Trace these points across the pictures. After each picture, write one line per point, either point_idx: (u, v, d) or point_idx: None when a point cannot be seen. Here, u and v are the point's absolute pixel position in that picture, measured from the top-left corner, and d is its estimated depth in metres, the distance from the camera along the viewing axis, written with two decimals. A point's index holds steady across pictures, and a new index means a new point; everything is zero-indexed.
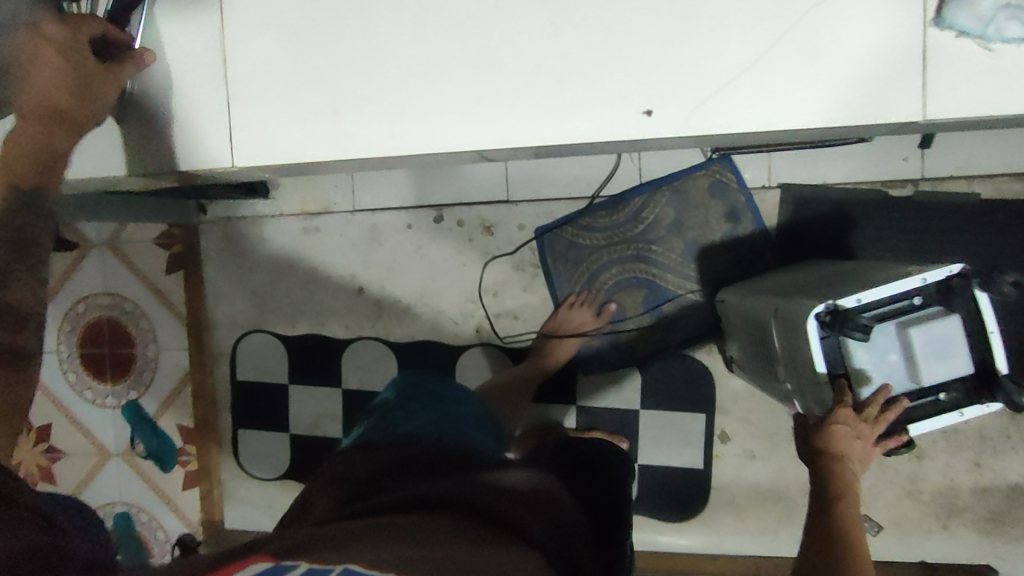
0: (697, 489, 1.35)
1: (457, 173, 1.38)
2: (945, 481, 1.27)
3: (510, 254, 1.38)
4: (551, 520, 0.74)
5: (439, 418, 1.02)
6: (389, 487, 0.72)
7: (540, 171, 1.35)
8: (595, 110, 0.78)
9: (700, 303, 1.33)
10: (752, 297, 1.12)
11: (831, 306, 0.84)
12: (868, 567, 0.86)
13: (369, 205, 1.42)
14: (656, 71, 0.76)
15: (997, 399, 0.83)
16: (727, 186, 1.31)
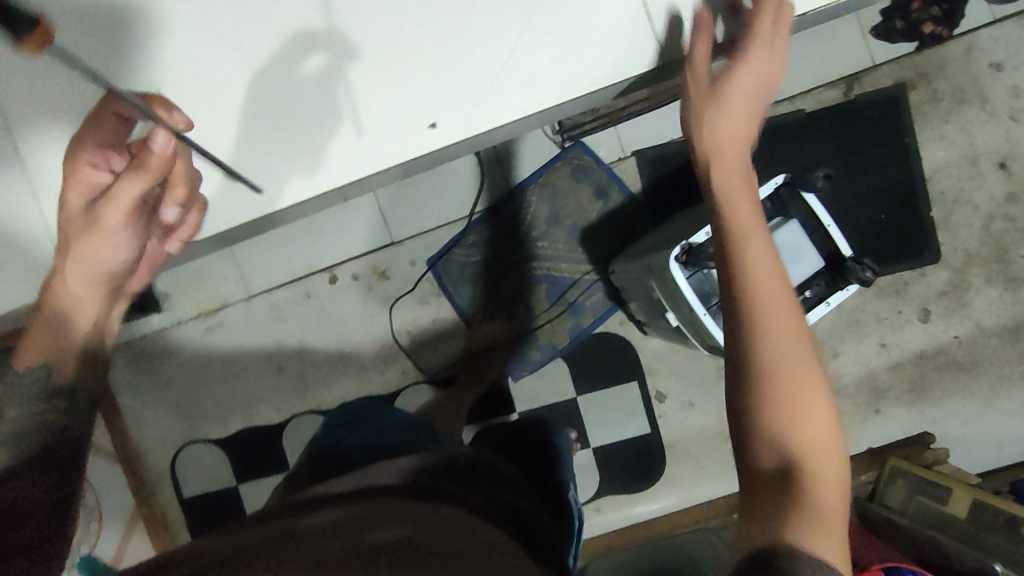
0: (652, 452, 1.40)
1: (336, 231, 1.41)
2: (863, 370, 1.36)
3: (410, 291, 1.41)
4: (510, 511, 0.80)
5: (364, 423, 0.97)
6: (358, 479, 0.77)
7: (413, 205, 1.40)
8: (390, 134, 0.79)
9: (598, 281, 1.39)
10: (633, 260, 1.21)
11: (685, 246, 0.95)
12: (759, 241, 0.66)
13: (263, 286, 1.43)
14: (444, 91, 0.78)
15: (851, 280, 0.90)
16: (589, 166, 1.38)
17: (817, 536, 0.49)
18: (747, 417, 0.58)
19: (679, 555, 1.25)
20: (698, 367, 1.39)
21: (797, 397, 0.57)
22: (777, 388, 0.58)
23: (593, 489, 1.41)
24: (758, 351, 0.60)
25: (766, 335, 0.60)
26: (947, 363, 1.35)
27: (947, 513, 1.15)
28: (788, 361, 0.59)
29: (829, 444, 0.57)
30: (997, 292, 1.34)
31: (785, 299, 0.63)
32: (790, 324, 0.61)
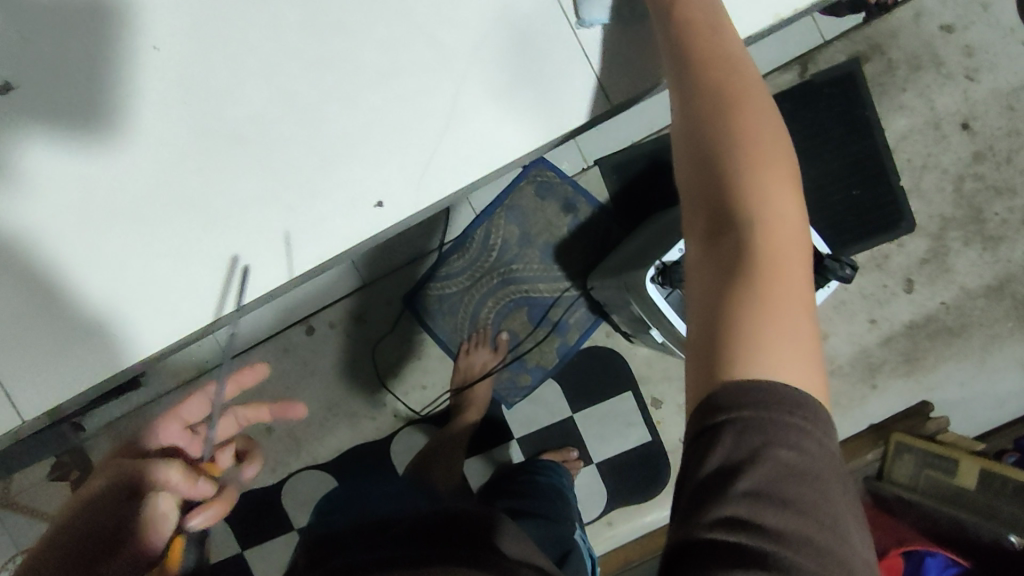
0: (657, 460, 1.38)
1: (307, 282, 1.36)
2: (855, 348, 1.35)
3: (391, 332, 1.38)
4: (523, 549, 0.79)
5: (362, 502, 0.95)
6: (358, 554, 0.77)
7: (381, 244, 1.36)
8: (325, 217, 0.68)
9: (578, 296, 1.37)
10: (610, 278, 1.18)
11: (659, 265, 0.92)
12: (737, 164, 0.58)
13: (239, 347, 1.38)
14: (384, 153, 0.68)
15: (832, 279, 0.89)
16: (554, 181, 1.35)
17: (768, 352, 0.50)
18: (695, 218, 0.59)
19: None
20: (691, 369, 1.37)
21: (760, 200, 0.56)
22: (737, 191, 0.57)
23: (602, 505, 1.40)
24: (717, 157, 0.58)
25: (728, 143, 0.58)
26: (936, 330, 1.35)
27: (957, 486, 1.15)
28: (755, 166, 0.57)
29: (790, 246, 0.56)
30: (977, 253, 1.34)
31: (752, 108, 0.61)
32: (759, 131, 0.59)
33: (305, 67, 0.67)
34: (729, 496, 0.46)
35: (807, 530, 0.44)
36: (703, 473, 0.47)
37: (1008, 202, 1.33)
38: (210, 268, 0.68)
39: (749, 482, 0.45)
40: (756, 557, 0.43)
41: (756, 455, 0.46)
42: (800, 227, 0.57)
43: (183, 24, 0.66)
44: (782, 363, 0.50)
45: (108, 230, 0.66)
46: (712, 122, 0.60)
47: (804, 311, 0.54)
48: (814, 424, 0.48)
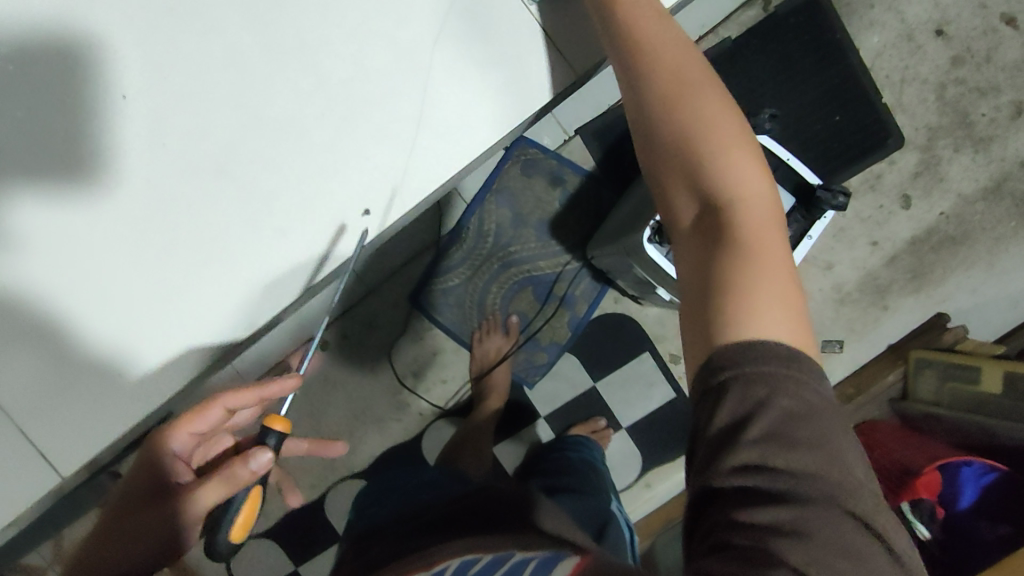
0: (684, 414, 1.39)
1: None
2: (862, 272, 1.35)
3: (402, 333, 1.39)
4: (562, 523, 0.80)
5: (400, 497, 0.97)
6: (401, 546, 0.78)
7: None
8: (316, 235, 0.69)
9: (580, 268, 1.37)
10: (608, 245, 1.18)
11: (654, 224, 0.92)
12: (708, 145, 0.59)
13: None
14: (362, 162, 0.69)
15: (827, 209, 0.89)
16: (537, 159, 1.35)
17: (768, 318, 0.51)
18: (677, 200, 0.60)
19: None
20: None
21: (722, 167, 0.58)
22: (701, 163, 0.59)
23: (637, 467, 1.41)
24: (677, 130, 0.60)
25: (683, 115, 0.60)
26: (940, 241, 1.34)
27: (982, 393, 1.14)
28: (720, 142, 0.59)
29: (759, 203, 0.58)
30: (970, 158, 1.33)
31: (697, 76, 0.62)
32: (709, 98, 0.61)
33: (271, 90, 0.67)
34: (741, 444, 0.47)
35: (821, 465, 0.46)
36: (713, 429, 0.49)
37: (993, 101, 1.32)
38: (214, 301, 0.69)
39: (759, 430, 0.47)
40: (777, 495, 0.46)
41: (762, 405, 0.47)
42: (765, 182, 0.59)
43: (148, 68, 0.66)
44: (775, 313, 0.51)
45: (111, 281, 0.67)
46: (662, 96, 0.61)
47: (789, 272, 0.56)
48: (810, 366, 0.50)
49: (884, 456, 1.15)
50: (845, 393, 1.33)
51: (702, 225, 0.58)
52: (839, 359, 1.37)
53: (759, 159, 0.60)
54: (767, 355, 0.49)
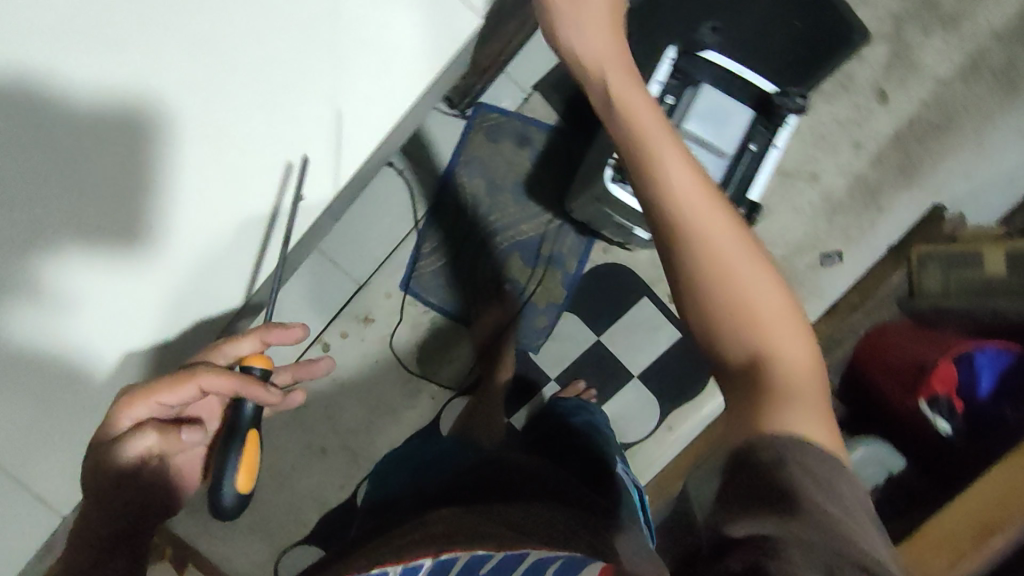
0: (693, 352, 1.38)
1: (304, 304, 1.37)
2: (849, 177, 1.32)
3: (400, 321, 1.39)
4: (571, 492, 0.81)
5: (412, 464, 0.99)
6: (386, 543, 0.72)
7: (359, 242, 1.36)
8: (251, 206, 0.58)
9: (563, 224, 1.35)
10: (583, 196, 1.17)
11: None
12: (730, 283, 0.58)
13: None
14: (289, 109, 0.57)
15: (788, 115, 0.87)
16: (500, 123, 1.33)
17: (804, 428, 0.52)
18: (710, 337, 0.58)
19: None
20: None
21: (753, 306, 0.57)
22: (728, 300, 0.57)
23: (657, 412, 1.39)
24: (703, 263, 0.58)
25: (705, 245, 0.58)
26: (925, 130, 1.30)
27: (986, 276, 1.11)
28: (743, 279, 0.58)
29: (794, 344, 0.57)
30: (940, 39, 1.29)
31: (713, 205, 0.60)
32: (727, 228, 0.59)
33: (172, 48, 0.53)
34: (804, 507, 0.47)
35: (871, 542, 0.46)
36: (775, 483, 0.48)
37: None
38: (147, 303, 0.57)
39: (825, 502, 0.47)
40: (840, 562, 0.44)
41: (826, 484, 0.49)
42: (795, 317, 0.59)
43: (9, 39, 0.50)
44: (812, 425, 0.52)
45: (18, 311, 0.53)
46: (680, 231, 0.59)
47: (812, 380, 0.56)
48: (845, 468, 0.51)
49: (892, 353, 1.13)
50: (853, 301, 1.30)
51: (744, 372, 0.56)
52: (840, 269, 1.34)
53: (782, 291, 0.59)
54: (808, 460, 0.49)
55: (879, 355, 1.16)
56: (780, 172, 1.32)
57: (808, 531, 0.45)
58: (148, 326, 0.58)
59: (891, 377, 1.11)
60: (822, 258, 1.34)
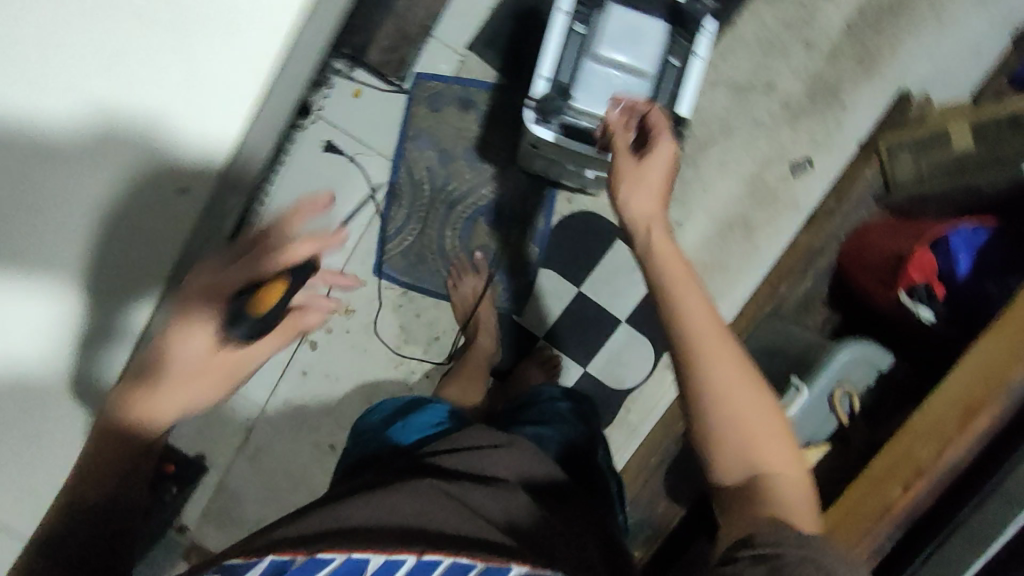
0: None
1: None
2: (806, 78, 1.28)
3: (380, 305, 1.38)
4: (545, 472, 0.79)
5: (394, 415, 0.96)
6: (341, 513, 0.62)
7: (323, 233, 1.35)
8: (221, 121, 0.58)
9: (523, 181, 1.34)
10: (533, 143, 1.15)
11: (533, 103, 0.85)
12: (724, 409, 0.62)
13: (265, 390, 1.41)
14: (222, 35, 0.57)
15: (703, 19, 0.85)
16: (441, 90, 1.30)
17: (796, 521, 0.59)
18: (716, 449, 0.63)
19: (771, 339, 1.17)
20: None
21: (754, 434, 0.62)
22: (730, 424, 0.62)
23: (652, 352, 1.37)
24: (706, 382, 0.62)
25: (705, 371, 0.62)
26: (873, 17, 1.27)
27: (956, 153, 1.04)
28: (740, 404, 0.62)
29: (779, 476, 0.62)
30: None
31: (714, 327, 0.64)
32: (726, 350, 0.64)
33: None
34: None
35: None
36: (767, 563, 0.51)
37: None
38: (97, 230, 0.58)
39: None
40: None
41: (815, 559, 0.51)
42: (788, 446, 0.64)
43: None
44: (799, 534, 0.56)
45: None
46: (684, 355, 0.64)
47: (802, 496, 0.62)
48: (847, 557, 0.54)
49: (871, 254, 1.09)
50: (830, 206, 1.25)
51: (746, 489, 0.62)
52: (813, 176, 1.30)
53: (778, 416, 0.64)
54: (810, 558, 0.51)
55: (861, 257, 1.12)
56: (733, 86, 1.28)
57: (813, 560, 0.51)
58: (68, 332, 0.59)
59: (874, 277, 1.08)
60: (791, 168, 1.30)
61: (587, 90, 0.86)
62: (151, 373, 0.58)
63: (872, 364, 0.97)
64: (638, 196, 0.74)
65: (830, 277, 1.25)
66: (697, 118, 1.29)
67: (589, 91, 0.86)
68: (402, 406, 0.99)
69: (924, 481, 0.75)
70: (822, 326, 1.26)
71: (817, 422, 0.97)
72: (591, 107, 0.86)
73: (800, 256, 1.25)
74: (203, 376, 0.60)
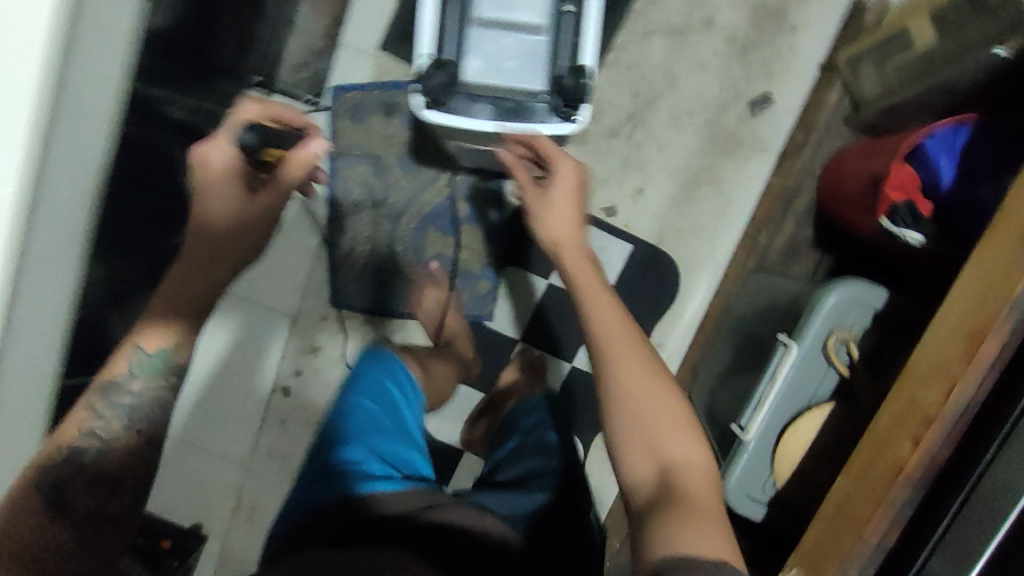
0: (655, 257, 1.23)
1: (245, 355, 1.29)
2: (747, 9, 1.18)
3: (345, 336, 1.30)
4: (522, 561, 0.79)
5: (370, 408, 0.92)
6: None
7: (271, 272, 1.28)
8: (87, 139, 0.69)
9: (466, 176, 1.24)
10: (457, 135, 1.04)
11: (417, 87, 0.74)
12: (651, 428, 0.69)
13: (244, 450, 1.31)
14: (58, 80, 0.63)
15: None
16: (360, 98, 1.22)
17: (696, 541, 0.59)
18: (637, 463, 0.68)
19: (764, 295, 1.07)
20: (614, 155, 1.22)
21: (670, 447, 0.68)
22: (644, 441, 0.69)
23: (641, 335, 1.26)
24: (622, 402, 0.70)
25: (622, 392, 0.70)
26: None
27: (920, 52, 0.91)
28: (662, 425, 0.69)
29: (693, 482, 0.66)
30: None
31: (634, 353, 0.72)
32: (643, 381, 0.71)
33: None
34: None
35: None
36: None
37: None
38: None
39: None
40: None
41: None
42: (702, 461, 0.69)
43: None
44: (689, 536, 0.59)
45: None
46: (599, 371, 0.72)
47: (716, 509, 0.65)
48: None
49: (852, 180, 0.97)
50: (799, 140, 1.15)
51: (655, 494, 0.66)
52: (776, 111, 1.20)
53: (695, 439, 0.70)
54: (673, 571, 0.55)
55: (842, 186, 1.00)
56: (670, 32, 1.19)
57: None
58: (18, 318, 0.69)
59: (859, 206, 0.96)
60: (751, 107, 1.20)
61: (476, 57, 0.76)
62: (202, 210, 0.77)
63: (867, 306, 0.84)
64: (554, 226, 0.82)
65: (814, 217, 1.14)
66: (636, 74, 1.20)
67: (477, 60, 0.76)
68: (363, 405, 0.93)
69: (932, 432, 0.63)
70: (813, 270, 1.15)
71: (813, 378, 0.86)
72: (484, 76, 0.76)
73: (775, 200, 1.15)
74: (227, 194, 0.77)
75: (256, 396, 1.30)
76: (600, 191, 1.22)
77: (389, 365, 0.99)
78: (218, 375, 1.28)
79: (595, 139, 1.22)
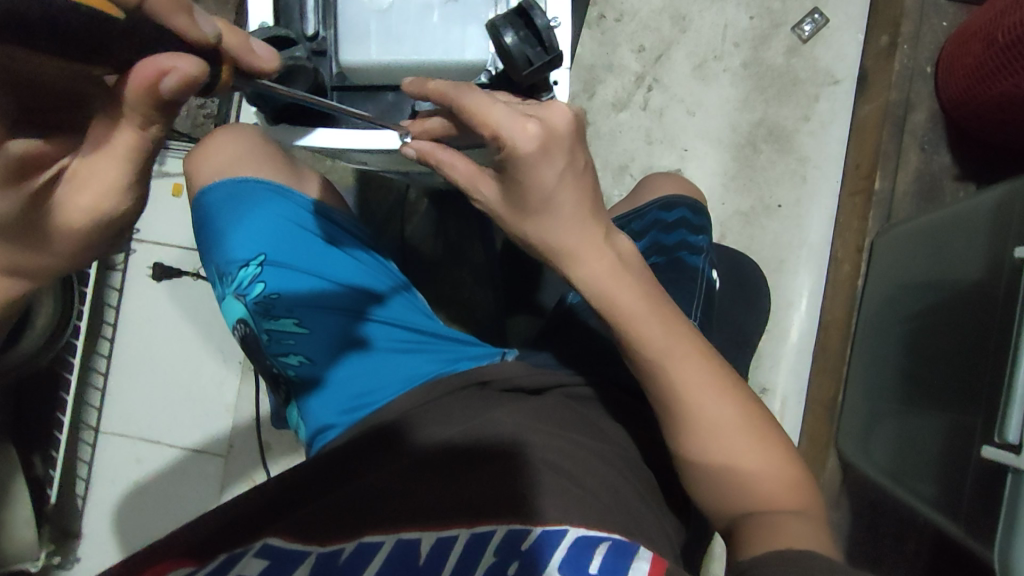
0: (735, 258, 0.79)
1: (145, 458, 0.87)
2: None
3: (266, 469, 0.86)
4: (590, 457, 0.47)
5: (306, 260, 0.56)
6: (404, 498, 0.42)
7: (197, 379, 0.88)
8: None
9: (435, 213, 0.84)
10: (386, 162, 0.61)
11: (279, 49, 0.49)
12: (699, 415, 0.45)
13: (97, 558, 0.85)
14: None
15: None
16: None
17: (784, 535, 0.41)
18: (682, 435, 0.45)
19: (939, 252, 0.63)
20: (630, 133, 0.86)
21: (770, 496, 0.44)
22: (736, 498, 0.45)
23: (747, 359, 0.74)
24: (653, 372, 0.45)
25: (714, 446, 0.45)
26: None
27: None
28: (703, 407, 0.45)
29: (803, 526, 0.42)
30: None
31: (714, 379, 0.45)
32: (705, 373, 0.45)
33: None
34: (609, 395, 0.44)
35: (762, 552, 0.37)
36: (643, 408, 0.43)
37: None
38: None
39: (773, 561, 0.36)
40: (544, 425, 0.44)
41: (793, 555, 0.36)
42: (806, 504, 0.45)
43: None
44: (790, 538, 0.40)
45: None
46: (670, 415, 0.46)
47: (786, 477, 0.45)
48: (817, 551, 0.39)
49: (1006, 23, 0.63)
50: (885, 47, 0.80)
51: (722, 496, 0.45)
52: (834, 29, 0.86)
53: (797, 473, 0.46)
54: (789, 568, 0.35)
55: (993, 48, 0.65)
56: None
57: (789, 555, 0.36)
58: None
59: None
60: (798, 32, 0.86)
61: (362, 37, 0.52)
62: (147, 86, 0.28)
63: None
64: (592, 263, 0.44)
65: (946, 137, 0.76)
66: (633, 24, 0.87)
67: (375, 18, 0.52)
68: (303, 283, 0.56)
69: None
70: None
71: None
72: (386, 54, 0.52)
73: (880, 129, 0.77)
74: (136, 71, 0.27)
75: (142, 522, 0.86)
76: (622, 183, 0.86)
77: (342, 250, 0.58)
78: (100, 472, 0.87)
79: (598, 119, 0.86)
